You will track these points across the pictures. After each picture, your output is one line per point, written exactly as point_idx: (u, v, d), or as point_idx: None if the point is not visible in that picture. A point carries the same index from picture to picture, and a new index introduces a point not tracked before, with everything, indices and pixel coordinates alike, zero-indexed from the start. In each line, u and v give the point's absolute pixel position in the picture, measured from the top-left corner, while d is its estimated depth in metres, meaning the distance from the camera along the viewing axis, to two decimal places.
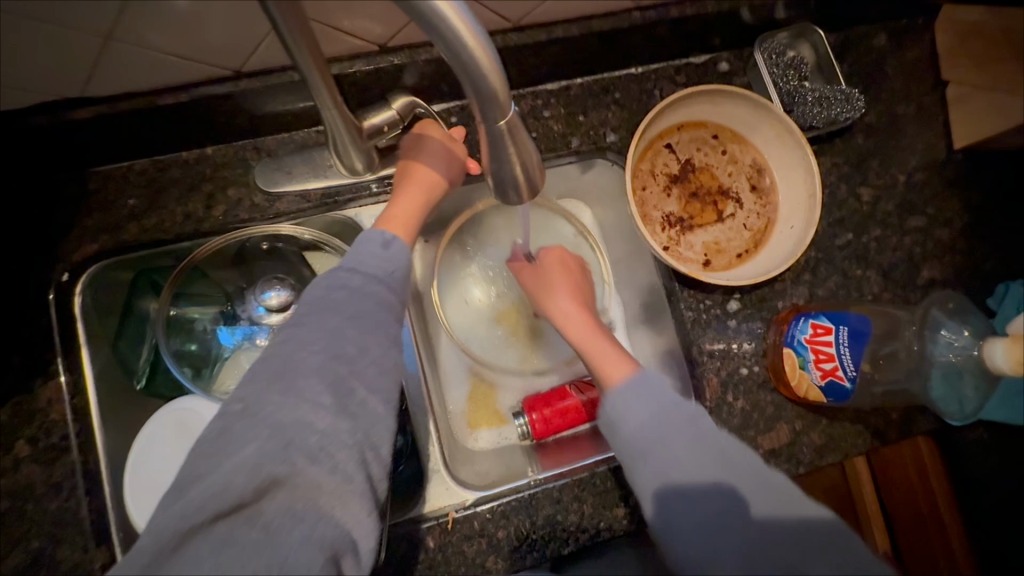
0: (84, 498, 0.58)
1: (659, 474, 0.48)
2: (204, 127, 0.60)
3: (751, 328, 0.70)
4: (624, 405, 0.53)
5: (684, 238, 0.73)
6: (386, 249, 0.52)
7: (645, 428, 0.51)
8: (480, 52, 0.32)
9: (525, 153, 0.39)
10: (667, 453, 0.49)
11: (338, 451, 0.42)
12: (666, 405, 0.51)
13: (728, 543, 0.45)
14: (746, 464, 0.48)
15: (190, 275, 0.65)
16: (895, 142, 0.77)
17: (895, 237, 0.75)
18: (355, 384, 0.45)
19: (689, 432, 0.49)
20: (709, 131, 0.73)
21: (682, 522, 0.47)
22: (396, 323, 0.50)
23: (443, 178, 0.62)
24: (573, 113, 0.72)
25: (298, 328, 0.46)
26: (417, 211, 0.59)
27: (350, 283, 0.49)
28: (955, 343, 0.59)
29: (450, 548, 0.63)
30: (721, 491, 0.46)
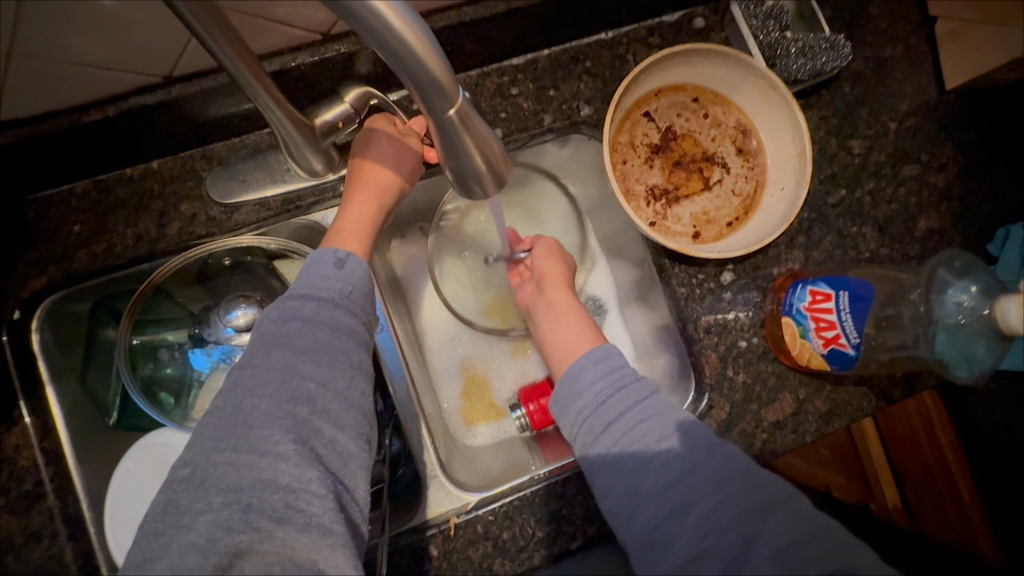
0: (68, 544, 0.55)
1: (619, 446, 0.49)
2: (144, 140, 0.56)
3: (747, 297, 0.68)
4: (585, 379, 0.54)
5: (671, 211, 0.69)
6: (339, 270, 0.49)
7: (605, 401, 0.52)
8: (410, 36, 0.28)
9: (484, 142, 0.35)
10: (627, 424, 0.50)
11: (308, 504, 0.40)
12: (626, 378, 0.53)
13: (686, 508, 0.45)
14: (703, 433, 0.49)
15: (153, 297, 0.60)
16: (883, 88, 0.73)
17: (889, 189, 0.72)
18: (319, 424, 0.43)
19: (649, 403, 0.51)
20: (689, 95, 0.69)
21: (637, 499, 0.47)
22: (360, 349, 0.48)
23: (396, 179, 0.58)
24: (544, 88, 0.67)
25: (247, 371, 0.44)
26: (371, 218, 0.56)
27: (303, 312, 0.46)
28: (965, 305, 0.56)
29: (455, 554, 0.61)
30: (680, 457, 0.47)
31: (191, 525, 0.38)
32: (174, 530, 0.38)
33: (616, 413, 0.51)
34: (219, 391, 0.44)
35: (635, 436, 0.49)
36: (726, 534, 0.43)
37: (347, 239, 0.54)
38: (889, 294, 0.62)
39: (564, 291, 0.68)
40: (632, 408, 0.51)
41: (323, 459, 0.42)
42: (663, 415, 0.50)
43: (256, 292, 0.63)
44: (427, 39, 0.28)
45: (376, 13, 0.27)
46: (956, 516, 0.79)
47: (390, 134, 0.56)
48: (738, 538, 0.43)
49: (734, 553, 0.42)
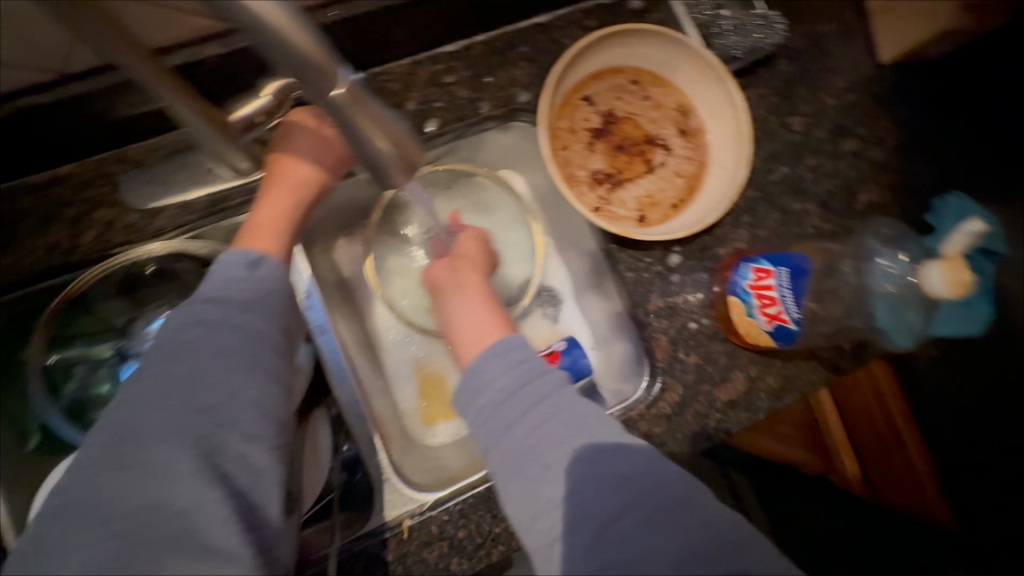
0: None
1: (518, 448, 0.46)
2: (46, 147, 0.53)
3: (694, 279, 0.68)
4: (487, 375, 0.50)
5: (615, 196, 0.68)
6: (252, 270, 0.48)
7: (505, 400, 0.48)
8: (270, 12, 0.25)
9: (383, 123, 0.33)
10: (532, 422, 0.47)
11: (208, 529, 0.37)
12: (528, 373, 0.49)
13: (585, 522, 0.43)
14: (608, 434, 0.46)
15: (71, 311, 0.56)
16: (820, 64, 0.73)
17: (830, 164, 0.72)
18: (225, 437, 0.41)
19: (552, 401, 0.48)
20: (627, 77, 0.68)
21: (541, 507, 0.44)
22: (275, 354, 0.46)
23: (316, 175, 0.56)
24: (478, 75, 0.65)
25: (144, 383, 0.42)
26: (289, 211, 0.54)
27: (209, 317, 0.44)
28: (892, 271, 0.58)
29: (411, 557, 0.59)
30: (581, 460, 0.45)
31: (74, 555, 0.35)
32: (56, 561, 0.35)
33: (520, 410, 0.47)
34: (112, 405, 0.41)
35: (535, 436, 0.46)
36: (625, 550, 0.41)
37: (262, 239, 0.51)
38: (831, 268, 0.62)
39: (477, 276, 0.64)
40: (533, 407, 0.47)
41: (229, 476, 0.40)
42: (567, 413, 0.47)
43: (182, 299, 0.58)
44: (307, 28, 0.27)
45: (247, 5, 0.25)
46: (913, 485, 0.80)
47: (308, 130, 0.56)
48: (634, 550, 0.41)
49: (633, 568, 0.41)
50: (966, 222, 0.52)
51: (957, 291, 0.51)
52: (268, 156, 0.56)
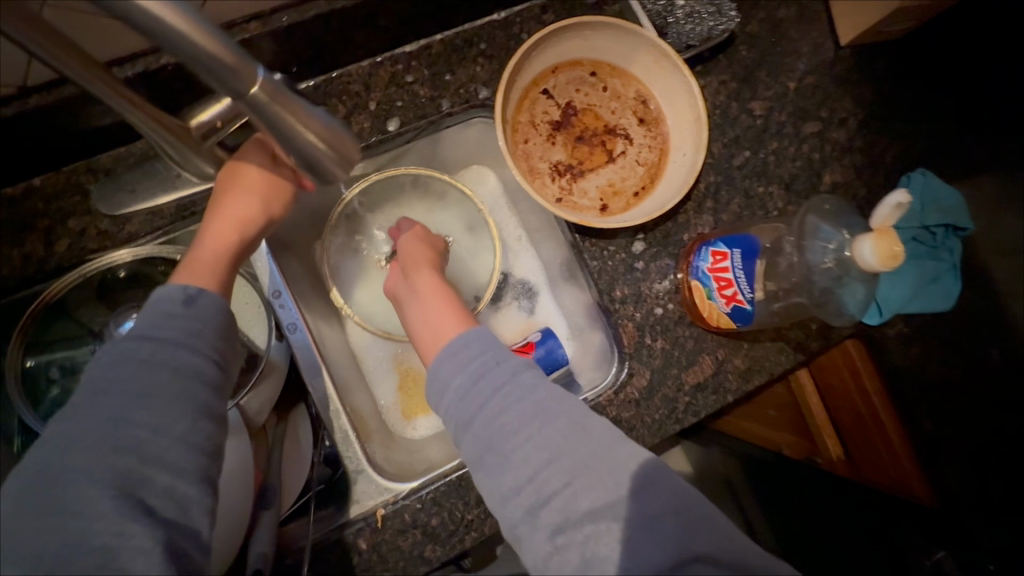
0: None
1: (479, 439, 0.47)
2: (17, 158, 0.55)
3: (660, 265, 0.68)
4: (444, 372, 0.51)
5: (576, 186, 0.70)
6: (186, 307, 0.49)
7: (466, 391, 0.49)
8: (176, 20, 0.28)
9: (308, 119, 0.36)
10: (488, 418, 0.48)
11: (130, 560, 0.39)
12: (484, 365, 0.50)
13: (546, 504, 0.44)
14: (566, 418, 0.47)
15: (48, 316, 0.59)
16: (781, 48, 0.74)
17: (792, 146, 0.73)
18: (150, 473, 0.42)
19: (508, 390, 0.49)
20: (586, 69, 0.70)
21: (505, 494, 0.46)
22: (206, 389, 0.47)
23: (258, 213, 0.58)
24: (439, 73, 0.67)
25: (67, 425, 0.43)
26: (228, 248, 0.57)
27: (137, 354, 0.46)
28: (830, 247, 0.61)
29: (385, 545, 0.60)
30: (537, 447, 0.46)
31: None
32: None
33: (480, 403, 0.48)
34: (37, 448, 0.43)
35: (494, 426, 0.47)
36: (584, 528, 0.43)
37: (199, 269, 0.53)
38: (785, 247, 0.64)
39: (432, 275, 0.65)
40: (490, 400, 0.48)
41: (154, 509, 0.41)
42: (522, 401, 0.48)
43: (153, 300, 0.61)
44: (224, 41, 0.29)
45: (165, 22, 0.27)
46: (891, 464, 0.77)
47: (259, 159, 0.58)
48: (590, 527, 0.43)
49: (591, 548, 0.43)
50: (890, 194, 0.52)
51: (888, 262, 0.52)
52: (224, 168, 0.56)
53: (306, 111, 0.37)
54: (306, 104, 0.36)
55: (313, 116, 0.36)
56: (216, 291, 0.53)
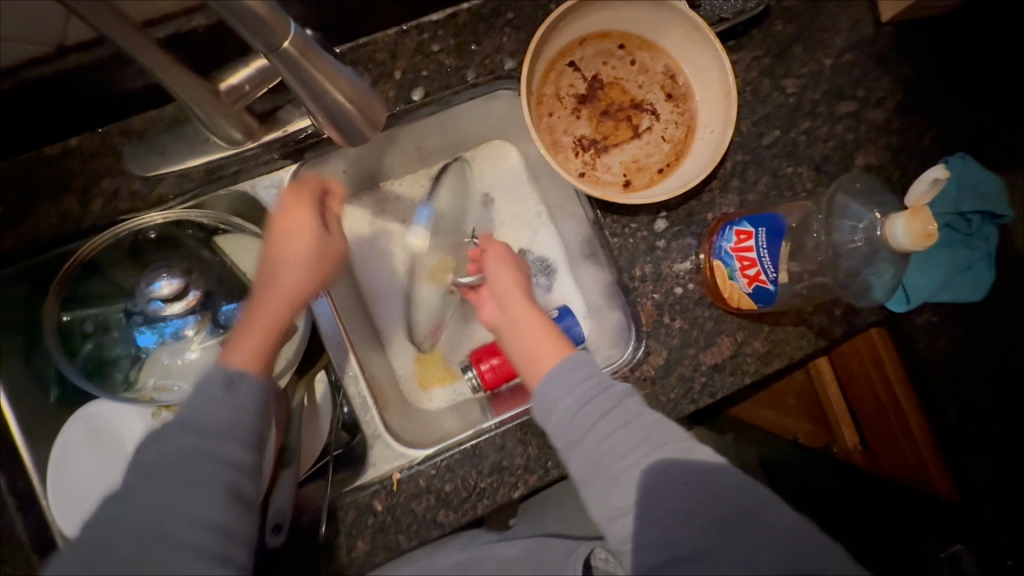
0: (18, 517, 0.56)
1: (592, 458, 0.48)
2: (54, 118, 0.56)
3: (682, 244, 0.68)
4: (551, 394, 0.51)
5: (600, 161, 0.69)
6: (228, 392, 0.50)
7: (577, 411, 0.49)
8: None
9: (335, 77, 0.37)
10: (598, 439, 0.48)
11: None
12: (592, 390, 0.50)
13: (658, 523, 0.45)
14: (681, 445, 0.48)
15: (83, 274, 0.61)
16: (819, 23, 0.72)
17: (825, 126, 0.71)
18: (175, 559, 0.44)
19: (615, 415, 0.49)
20: (614, 42, 0.68)
21: (615, 518, 0.47)
22: (235, 475, 0.48)
23: (306, 283, 0.55)
24: (465, 43, 0.66)
25: (114, 506, 0.46)
26: (274, 324, 0.54)
27: (178, 444, 0.47)
28: (859, 226, 0.60)
29: (399, 508, 0.62)
30: (654, 469, 0.47)
31: None
32: None
33: (588, 426, 0.49)
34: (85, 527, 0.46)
35: (609, 446, 0.48)
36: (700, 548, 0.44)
37: (245, 348, 0.52)
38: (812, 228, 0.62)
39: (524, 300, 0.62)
40: (597, 423, 0.48)
41: None
42: (630, 426, 0.48)
43: (183, 263, 0.64)
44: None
45: None
46: (910, 453, 0.76)
47: (306, 226, 0.55)
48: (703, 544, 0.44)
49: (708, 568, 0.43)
50: (927, 172, 0.54)
51: (921, 242, 0.52)
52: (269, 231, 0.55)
53: (335, 70, 0.38)
54: (335, 62, 0.37)
55: (342, 74, 0.38)
56: (258, 372, 0.52)
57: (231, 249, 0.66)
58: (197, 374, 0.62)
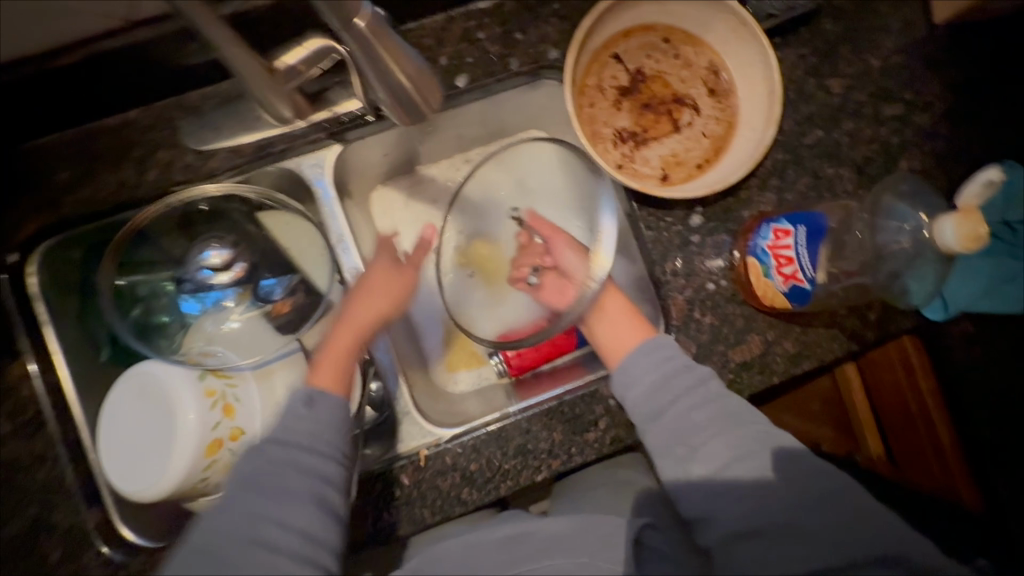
0: (69, 467, 0.60)
1: (670, 430, 0.55)
2: (118, 90, 0.59)
3: (716, 241, 0.67)
4: (633, 371, 0.58)
5: (639, 154, 0.69)
6: (309, 408, 0.55)
7: (655, 390, 0.57)
8: None
9: (400, 55, 0.38)
10: (677, 412, 0.55)
11: None
12: (675, 369, 0.57)
13: (732, 494, 0.51)
14: (757, 429, 0.53)
15: (134, 241, 0.63)
16: (869, 23, 0.70)
17: (870, 129, 0.69)
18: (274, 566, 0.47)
19: (697, 392, 0.56)
20: (659, 35, 0.69)
21: (693, 492, 0.53)
22: (323, 484, 0.52)
23: (378, 312, 0.62)
24: (511, 31, 0.67)
25: (217, 515, 0.50)
26: (346, 351, 0.60)
27: (274, 456, 0.52)
28: (906, 226, 0.61)
29: (425, 483, 0.63)
30: (730, 446, 0.53)
31: None
32: None
33: (669, 400, 0.56)
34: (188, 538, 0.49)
35: (685, 422, 0.55)
36: (772, 522, 0.49)
37: (325, 370, 0.58)
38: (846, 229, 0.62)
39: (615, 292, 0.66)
40: (679, 398, 0.56)
41: None
42: (709, 404, 0.55)
43: (231, 235, 0.66)
44: None
45: None
46: (935, 461, 0.74)
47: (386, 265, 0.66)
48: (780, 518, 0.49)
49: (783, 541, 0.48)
50: None
51: (969, 244, 0.51)
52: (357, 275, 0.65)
53: (399, 52, 0.40)
54: (401, 42, 0.39)
55: (407, 56, 0.39)
56: (337, 392, 0.57)
57: (275, 224, 0.68)
58: (241, 341, 0.64)
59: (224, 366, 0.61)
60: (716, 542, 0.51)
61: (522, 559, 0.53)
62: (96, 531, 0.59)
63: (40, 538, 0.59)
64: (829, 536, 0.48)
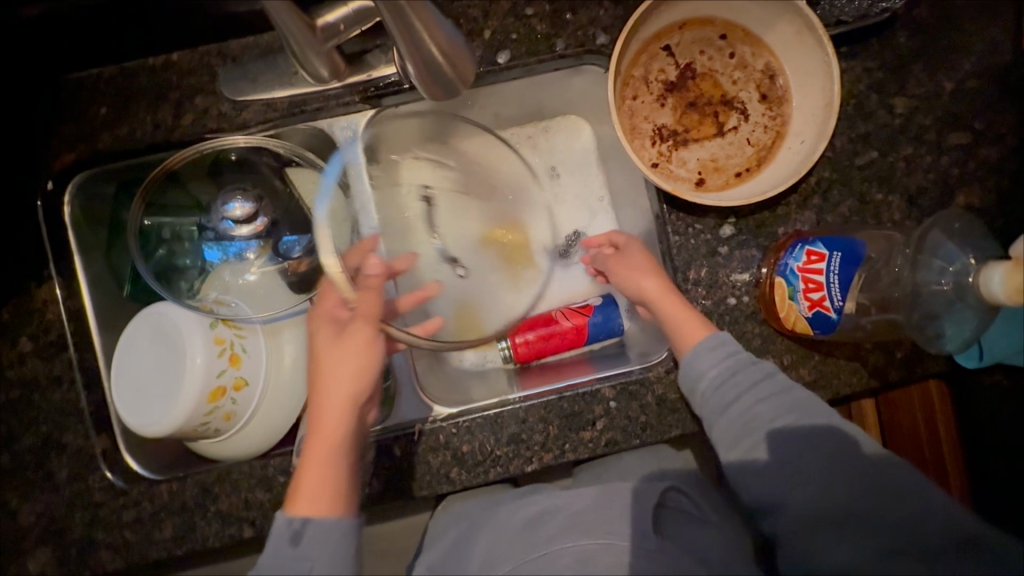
0: (83, 392, 0.63)
1: (738, 426, 0.56)
2: (161, 31, 0.59)
3: (745, 255, 0.65)
4: (697, 369, 0.58)
5: (676, 154, 0.66)
6: (296, 544, 0.52)
7: (721, 386, 0.57)
8: None
9: (435, 29, 0.37)
10: (746, 407, 0.56)
11: None
12: (741, 363, 0.58)
13: (800, 478, 0.53)
14: (821, 416, 0.55)
15: (163, 185, 0.65)
16: (947, 42, 0.65)
17: (929, 156, 0.65)
18: None
19: (764, 384, 0.57)
20: (716, 30, 0.65)
21: (760, 481, 0.55)
22: None
23: (339, 393, 0.57)
24: (561, 11, 0.64)
25: None
26: (319, 463, 0.55)
27: None
28: (948, 269, 0.55)
29: (416, 457, 0.64)
30: (798, 435, 0.55)
31: None
32: None
33: (737, 394, 0.56)
34: None
35: (752, 415, 0.56)
36: (836, 500, 0.52)
37: (304, 489, 0.54)
38: (884, 262, 0.59)
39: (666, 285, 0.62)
40: (747, 391, 0.56)
41: None
42: (777, 396, 0.56)
43: (257, 189, 0.67)
44: None
45: None
46: None
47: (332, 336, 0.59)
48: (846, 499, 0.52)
49: (845, 519, 0.52)
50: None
51: (1017, 297, 0.47)
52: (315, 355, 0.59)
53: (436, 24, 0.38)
54: (437, 14, 0.37)
55: (440, 27, 0.38)
56: (324, 509, 0.54)
57: (302, 181, 0.68)
58: (257, 294, 0.65)
59: (236, 317, 0.62)
60: (783, 526, 0.54)
61: (543, 537, 0.58)
62: (103, 456, 0.62)
63: (52, 455, 0.62)
64: (887, 520, 0.51)
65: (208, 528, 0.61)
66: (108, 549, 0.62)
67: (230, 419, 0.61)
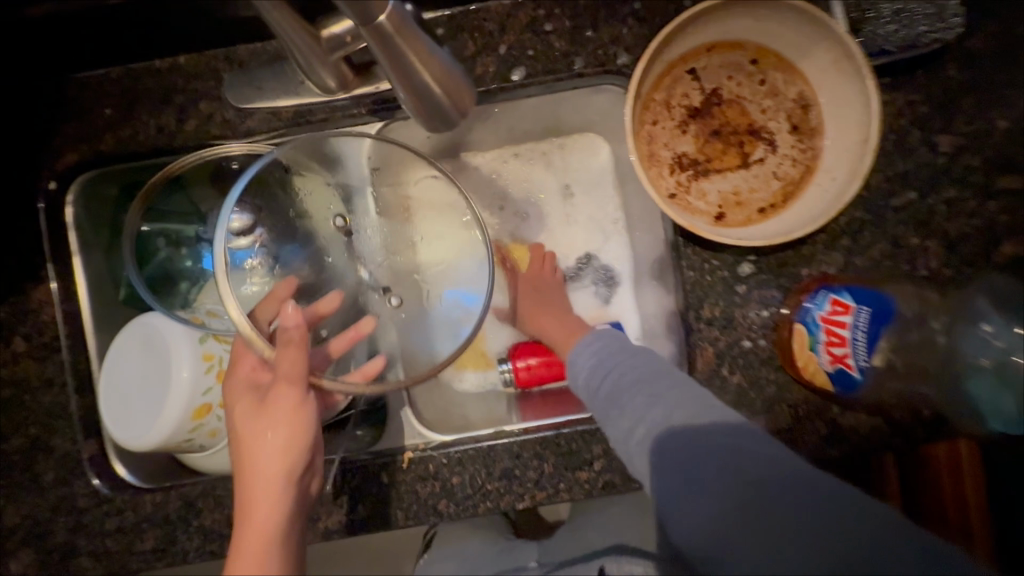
0: (74, 396, 0.62)
1: (604, 408, 0.49)
2: (168, 34, 0.57)
3: (764, 295, 0.60)
4: (578, 369, 0.54)
5: (696, 185, 0.62)
6: None
7: (596, 373, 0.52)
8: None
9: (429, 61, 0.35)
10: (611, 386, 0.49)
11: None
12: (614, 350, 0.53)
13: (665, 449, 0.43)
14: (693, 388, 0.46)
15: (163, 192, 0.64)
16: (1003, 77, 0.60)
17: (975, 200, 0.60)
18: None
19: (635, 360, 0.50)
20: (747, 55, 0.61)
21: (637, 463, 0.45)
22: None
23: (264, 471, 0.49)
24: (582, 27, 0.61)
25: None
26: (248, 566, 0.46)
27: None
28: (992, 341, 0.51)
29: (403, 485, 0.61)
30: (661, 406, 0.45)
31: None
32: None
33: (606, 378, 0.50)
34: None
35: (617, 389, 0.49)
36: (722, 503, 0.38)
37: None
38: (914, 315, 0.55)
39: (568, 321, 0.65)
40: (616, 371, 0.50)
41: None
42: (646, 370, 0.49)
43: None
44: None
45: None
46: None
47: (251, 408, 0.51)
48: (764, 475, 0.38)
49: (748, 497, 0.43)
50: None
51: None
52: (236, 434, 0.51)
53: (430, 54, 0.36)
54: (431, 43, 0.35)
55: (434, 55, 0.35)
56: None
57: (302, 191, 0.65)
58: None
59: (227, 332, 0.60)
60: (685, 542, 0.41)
61: None
62: (90, 462, 0.62)
63: (39, 458, 0.62)
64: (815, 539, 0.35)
65: (189, 543, 0.60)
66: (89, 555, 0.61)
67: (216, 435, 0.60)
